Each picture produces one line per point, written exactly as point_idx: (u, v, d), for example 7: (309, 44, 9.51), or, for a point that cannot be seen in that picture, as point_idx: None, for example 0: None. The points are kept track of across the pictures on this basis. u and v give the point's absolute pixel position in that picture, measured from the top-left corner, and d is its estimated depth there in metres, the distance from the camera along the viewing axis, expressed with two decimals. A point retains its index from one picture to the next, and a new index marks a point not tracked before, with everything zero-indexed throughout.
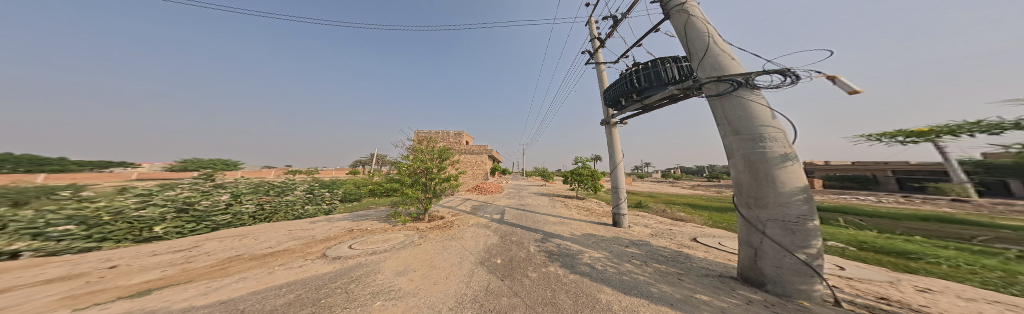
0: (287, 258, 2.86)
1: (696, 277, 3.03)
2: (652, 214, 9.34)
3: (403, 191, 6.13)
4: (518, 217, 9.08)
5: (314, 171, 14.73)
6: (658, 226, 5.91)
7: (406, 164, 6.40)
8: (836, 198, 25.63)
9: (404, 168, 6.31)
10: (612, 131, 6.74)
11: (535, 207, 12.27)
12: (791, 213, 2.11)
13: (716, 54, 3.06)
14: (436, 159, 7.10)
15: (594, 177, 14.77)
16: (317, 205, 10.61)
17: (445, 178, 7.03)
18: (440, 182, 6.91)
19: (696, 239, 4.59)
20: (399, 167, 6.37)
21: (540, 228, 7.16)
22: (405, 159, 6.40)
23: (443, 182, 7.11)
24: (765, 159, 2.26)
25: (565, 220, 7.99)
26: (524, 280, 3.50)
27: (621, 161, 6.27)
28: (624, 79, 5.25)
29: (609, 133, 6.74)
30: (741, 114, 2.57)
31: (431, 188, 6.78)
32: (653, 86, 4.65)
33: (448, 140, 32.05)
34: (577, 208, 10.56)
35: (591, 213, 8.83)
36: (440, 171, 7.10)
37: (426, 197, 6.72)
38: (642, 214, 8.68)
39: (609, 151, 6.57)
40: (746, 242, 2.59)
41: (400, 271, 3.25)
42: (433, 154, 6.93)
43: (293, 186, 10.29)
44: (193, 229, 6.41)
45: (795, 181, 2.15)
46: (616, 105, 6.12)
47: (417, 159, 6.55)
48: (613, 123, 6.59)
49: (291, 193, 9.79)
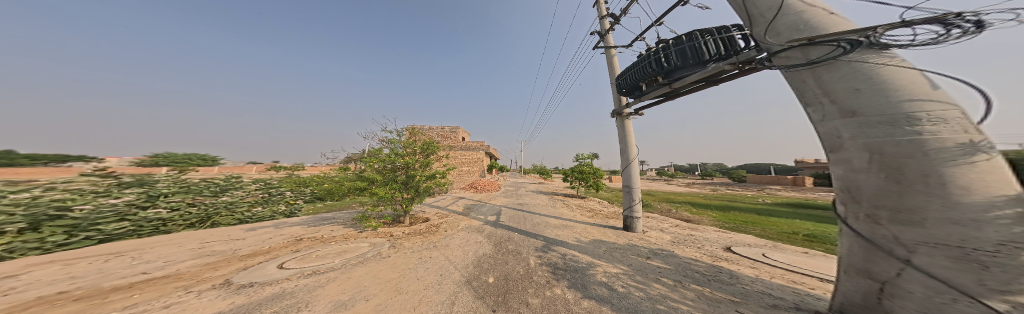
0: (153, 294, 1.94)
1: (764, 309, 2.16)
2: (661, 216, 8.56)
3: (377, 189, 5.04)
4: (514, 219, 8.18)
5: (299, 167, 13.40)
6: (678, 231, 5.06)
7: (382, 157, 5.31)
8: (828, 196, 25.88)
9: (377, 163, 5.21)
10: (625, 123, 5.88)
11: (534, 207, 11.40)
12: (977, 238, 1.14)
13: (800, 10, 2.14)
14: (420, 153, 6.05)
15: (595, 175, 14.01)
16: (276, 205, 9.51)
17: (431, 174, 5.99)
18: (425, 179, 5.87)
19: (730, 249, 3.78)
20: (371, 162, 5.25)
21: (540, 232, 6.30)
22: (380, 152, 5.28)
23: (428, 179, 6.06)
24: (917, 149, 1.31)
25: (568, 223, 7.13)
26: (522, 311, 2.58)
27: (636, 157, 5.48)
28: (646, 58, 4.30)
29: (621, 125, 5.92)
30: (857, 84, 1.64)
31: (413, 187, 5.73)
32: (684, 65, 3.71)
33: (442, 136, 30.81)
34: (579, 209, 9.74)
35: (596, 215, 8.00)
36: (425, 167, 6.08)
37: (406, 197, 5.67)
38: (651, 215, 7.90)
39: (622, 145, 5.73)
40: (865, 271, 1.64)
41: (343, 302, 2.29)
42: (415, 146, 5.86)
43: (240, 185, 9.03)
44: (63, 244, 5.13)
45: (994, 186, 1.13)
46: (634, 91, 5.24)
47: (395, 152, 5.48)
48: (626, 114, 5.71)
49: (229, 193, 8.55)
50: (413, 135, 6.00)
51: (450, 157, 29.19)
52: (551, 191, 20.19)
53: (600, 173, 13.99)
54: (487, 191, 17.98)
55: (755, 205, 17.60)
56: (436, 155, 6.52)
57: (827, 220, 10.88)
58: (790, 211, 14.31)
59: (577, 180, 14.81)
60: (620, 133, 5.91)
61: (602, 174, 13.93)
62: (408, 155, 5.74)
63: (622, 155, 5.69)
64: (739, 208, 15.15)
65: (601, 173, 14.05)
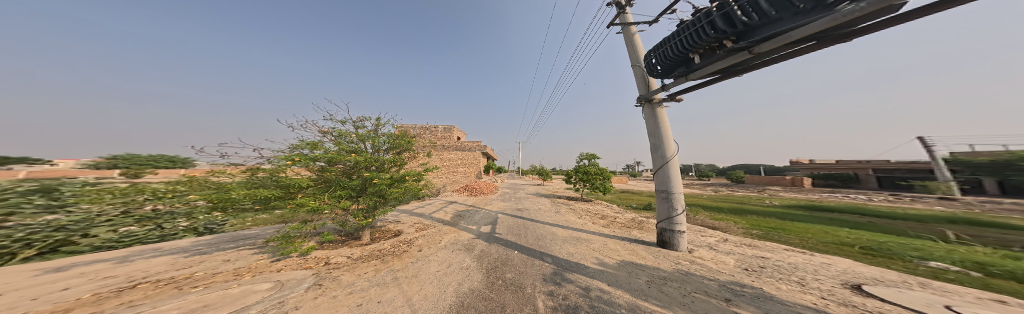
0: None
1: None
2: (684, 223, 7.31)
3: (301, 201, 3.03)
4: (513, 230, 6.72)
5: None
6: (733, 249, 3.72)
7: (321, 154, 3.49)
8: (830, 197, 25.50)
9: (303, 162, 3.37)
10: (657, 111, 4.50)
11: (535, 214, 9.95)
12: None
13: None
14: (387, 150, 4.56)
15: (601, 176, 12.73)
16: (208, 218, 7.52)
17: (400, 178, 4.36)
18: (391, 184, 4.21)
19: (857, 287, 2.25)
20: (296, 160, 3.27)
21: (546, 251, 4.83)
22: (317, 145, 3.45)
23: (395, 186, 4.35)
24: None
25: (580, 236, 5.70)
26: None
27: (677, 155, 4.06)
28: (703, 15, 2.90)
29: (652, 114, 4.51)
30: None
31: (373, 194, 4.14)
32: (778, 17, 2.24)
33: (436, 135, 29.32)
34: (587, 215, 8.36)
35: (610, 224, 6.62)
36: (395, 167, 4.56)
37: (361, 210, 4.00)
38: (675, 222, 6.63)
39: (654, 138, 4.38)
40: None
41: None
42: (379, 141, 4.36)
43: None
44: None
45: None
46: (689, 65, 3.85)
47: (345, 147, 3.79)
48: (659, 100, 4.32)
49: None
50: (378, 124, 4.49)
51: (444, 158, 27.58)
52: (552, 193, 18.78)
53: (606, 174, 12.68)
54: (482, 194, 16.47)
55: (766, 207, 16.62)
56: (410, 153, 5.03)
57: (858, 225, 9.80)
58: (808, 215, 13.27)
59: (581, 182, 13.46)
60: (650, 125, 4.51)
61: (610, 175, 12.63)
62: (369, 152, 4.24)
63: (655, 151, 4.34)
64: (754, 211, 14.05)
65: (609, 174, 12.73)
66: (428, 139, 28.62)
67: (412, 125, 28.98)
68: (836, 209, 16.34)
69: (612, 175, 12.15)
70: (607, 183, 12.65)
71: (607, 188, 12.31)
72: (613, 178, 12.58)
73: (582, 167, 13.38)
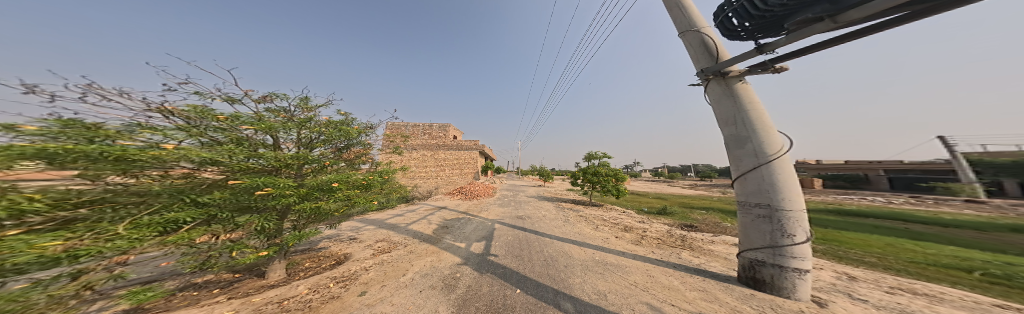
0: None
1: None
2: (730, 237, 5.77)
3: None
4: (512, 249, 5.13)
5: None
6: (898, 302, 2.13)
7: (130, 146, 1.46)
8: (846, 199, 24.24)
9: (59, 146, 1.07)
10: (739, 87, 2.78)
11: (540, 223, 8.36)
12: None
13: None
14: (309, 145, 2.83)
15: (613, 178, 11.20)
16: None
17: (327, 186, 2.64)
18: (308, 195, 2.51)
19: None
20: None
21: (563, 290, 3.21)
22: None
23: (320, 197, 2.68)
24: None
25: (607, 262, 4.07)
26: None
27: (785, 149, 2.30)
28: None
29: (727, 93, 2.82)
30: None
31: (272, 216, 2.36)
32: None
33: (431, 133, 27.94)
34: (604, 225, 6.80)
35: (640, 240, 5.04)
36: (326, 168, 2.95)
37: (246, 241, 2.22)
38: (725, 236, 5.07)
39: (732, 126, 2.69)
40: None
41: None
42: (295, 126, 2.55)
43: None
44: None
45: None
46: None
47: (203, 139, 1.87)
48: (741, 71, 2.66)
49: None
50: (298, 103, 2.82)
51: (439, 158, 25.99)
52: (556, 196, 17.19)
53: (620, 175, 11.15)
54: (479, 197, 14.87)
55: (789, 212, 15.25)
56: (351, 146, 3.40)
57: (917, 236, 8.36)
58: (843, 221, 11.86)
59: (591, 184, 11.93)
60: (723, 111, 2.82)
61: (624, 176, 11.10)
62: (275, 149, 2.45)
63: (733, 144, 2.65)
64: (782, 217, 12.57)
65: (623, 176, 11.20)
66: (423, 138, 27.09)
67: (405, 124, 27.45)
68: (865, 213, 14.98)
69: (626, 177, 10.62)
70: (621, 186, 11.10)
71: (621, 191, 10.78)
72: (627, 179, 11.05)
73: (592, 168, 11.85)
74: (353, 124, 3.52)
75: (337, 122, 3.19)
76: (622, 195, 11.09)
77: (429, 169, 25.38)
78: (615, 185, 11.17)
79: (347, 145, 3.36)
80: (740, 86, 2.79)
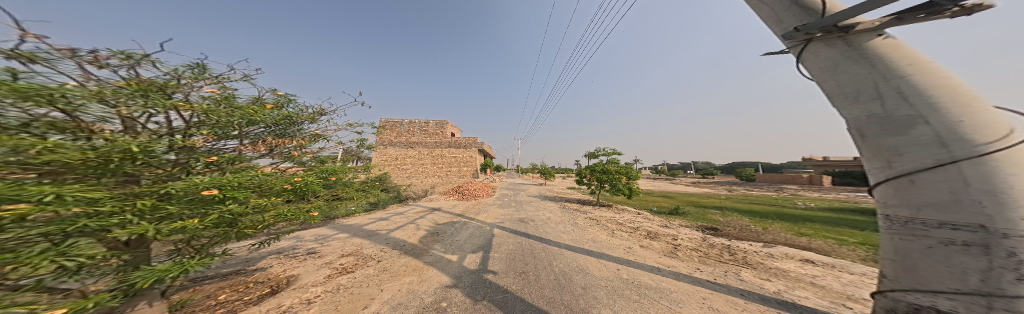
0: None
1: None
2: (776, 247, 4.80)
3: None
4: (515, 264, 4.18)
5: None
6: None
7: None
8: (859, 197, 23.41)
9: None
10: None
11: (546, 226, 7.43)
12: None
13: None
14: (206, 133, 1.84)
15: (624, 176, 10.21)
16: None
17: (198, 196, 1.59)
18: (153, 209, 1.42)
19: None
20: None
21: None
22: None
23: (192, 216, 1.67)
24: None
25: (643, 285, 3.08)
26: None
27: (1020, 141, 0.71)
28: None
29: None
30: None
31: (92, 245, 1.28)
32: None
33: (429, 131, 26.87)
34: (621, 231, 5.85)
35: (672, 251, 4.08)
36: (233, 164, 2.02)
37: (22, 298, 1.15)
38: (779, 246, 4.10)
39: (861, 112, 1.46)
40: None
41: None
42: (135, 98, 1.49)
43: None
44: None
45: None
46: None
47: None
48: None
49: None
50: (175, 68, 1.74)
51: (437, 156, 25.05)
52: (559, 196, 16.27)
53: (633, 173, 10.18)
54: (478, 197, 13.93)
55: (808, 211, 14.35)
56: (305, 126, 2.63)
57: None
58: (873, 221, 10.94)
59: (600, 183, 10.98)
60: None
61: (636, 174, 10.13)
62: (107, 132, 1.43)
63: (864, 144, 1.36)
64: (805, 217, 11.64)
65: (635, 174, 10.23)
66: (420, 135, 26.19)
67: (402, 120, 26.50)
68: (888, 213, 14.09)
69: (640, 175, 9.64)
70: (633, 185, 10.13)
71: (634, 190, 9.83)
72: (640, 177, 10.10)
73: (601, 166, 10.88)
74: (288, 108, 2.63)
75: (247, 100, 2.15)
76: (634, 194, 10.14)
77: (427, 168, 24.46)
78: (627, 184, 10.21)
79: (264, 132, 2.42)
80: (874, 39, 1.12)
